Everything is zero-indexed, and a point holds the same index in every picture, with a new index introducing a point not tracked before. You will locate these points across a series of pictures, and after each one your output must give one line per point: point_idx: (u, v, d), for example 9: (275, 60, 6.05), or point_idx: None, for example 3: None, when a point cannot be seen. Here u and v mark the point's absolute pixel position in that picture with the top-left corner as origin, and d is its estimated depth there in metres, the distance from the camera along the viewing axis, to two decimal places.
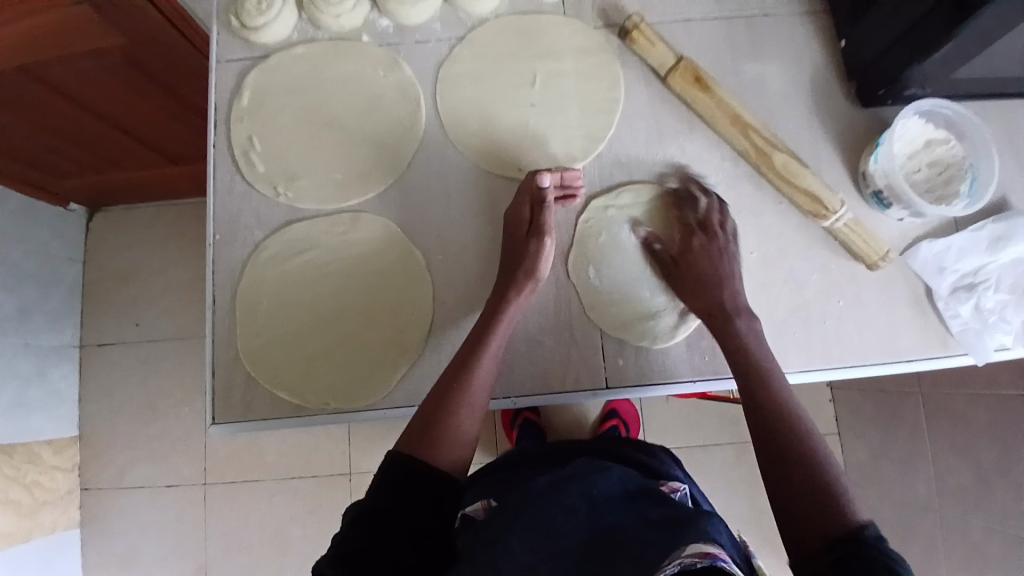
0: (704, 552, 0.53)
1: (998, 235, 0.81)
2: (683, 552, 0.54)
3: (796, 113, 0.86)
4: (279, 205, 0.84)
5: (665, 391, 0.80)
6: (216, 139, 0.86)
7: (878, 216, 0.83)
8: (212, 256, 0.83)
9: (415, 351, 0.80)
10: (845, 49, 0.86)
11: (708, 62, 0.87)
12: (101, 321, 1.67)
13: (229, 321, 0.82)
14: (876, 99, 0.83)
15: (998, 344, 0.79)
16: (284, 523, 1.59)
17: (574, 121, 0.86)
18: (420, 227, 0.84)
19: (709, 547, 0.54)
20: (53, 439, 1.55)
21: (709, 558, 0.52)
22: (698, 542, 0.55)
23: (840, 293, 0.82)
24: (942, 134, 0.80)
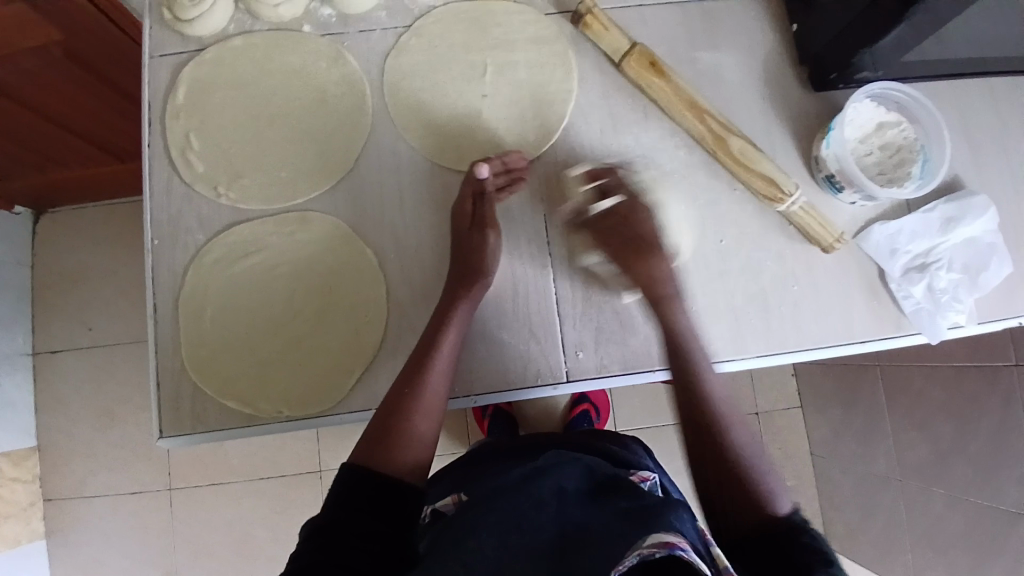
0: (664, 542, 0.51)
1: (948, 216, 0.82)
2: (644, 543, 0.52)
3: (750, 98, 0.85)
4: (221, 206, 0.80)
5: (627, 382, 0.80)
6: (151, 139, 0.81)
7: (831, 201, 0.83)
8: (153, 262, 0.79)
9: (371, 354, 0.78)
10: (797, 32, 0.85)
11: (661, 47, 0.86)
12: (52, 327, 1.61)
13: (174, 329, 0.78)
14: (828, 84, 0.83)
15: (950, 324, 0.81)
16: (255, 525, 1.56)
17: (528, 111, 0.84)
18: (370, 225, 0.81)
19: (671, 537, 0.52)
20: (10, 451, 1.49)
21: (668, 547, 0.51)
22: (663, 531, 0.53)
23: (797, 279, 0.82)
24: (893, 117, 0.80)
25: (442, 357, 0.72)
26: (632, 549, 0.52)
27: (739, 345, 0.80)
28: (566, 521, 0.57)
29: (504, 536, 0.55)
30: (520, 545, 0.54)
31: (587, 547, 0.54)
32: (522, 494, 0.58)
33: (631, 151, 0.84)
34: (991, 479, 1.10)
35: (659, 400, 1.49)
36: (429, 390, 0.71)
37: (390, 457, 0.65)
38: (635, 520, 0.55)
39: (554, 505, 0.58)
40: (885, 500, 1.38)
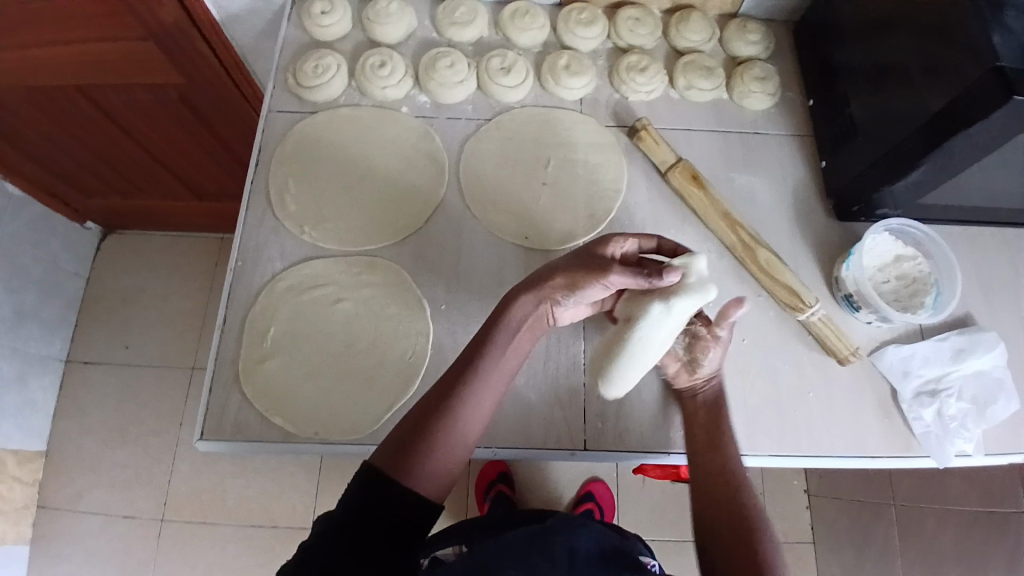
0: None
1: (958, 348, 0.88)
2: None
3: (778, 220, 0.95)
4: (302, 242, 0.91)
5: (638, 459, 0.84)
6: (256, 177, 0.94)
7: (848, 319, 0.91)
8: (232, 280, 0.89)
9: (407, 393, 0.84)
10: (825, 168, 0.98)
11: (704, 166, 0.98)
12: (94, 339, 1.70)
13: (237, 342, 0.86)
14: (851, 215, 0.94)
15: (957, 451, 0.84)
16: (236, 573, 1.53)
17: (581, 203, 0.95)
18: (428, 278, 0.90)
19: None
20: (20, 452, 1.52)
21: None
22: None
23: (811, 387, 0.88)
24: (909, 251, 0.89)
25: (489, 367, 0.68)
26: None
27: (752, 440, 0.85)
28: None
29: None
30: None
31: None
32: (535, 554, 0.65)
33: None
34: None
35: (663, 506, 1.48)
36: (467, 410, 0.67)
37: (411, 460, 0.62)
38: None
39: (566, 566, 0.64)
40: None
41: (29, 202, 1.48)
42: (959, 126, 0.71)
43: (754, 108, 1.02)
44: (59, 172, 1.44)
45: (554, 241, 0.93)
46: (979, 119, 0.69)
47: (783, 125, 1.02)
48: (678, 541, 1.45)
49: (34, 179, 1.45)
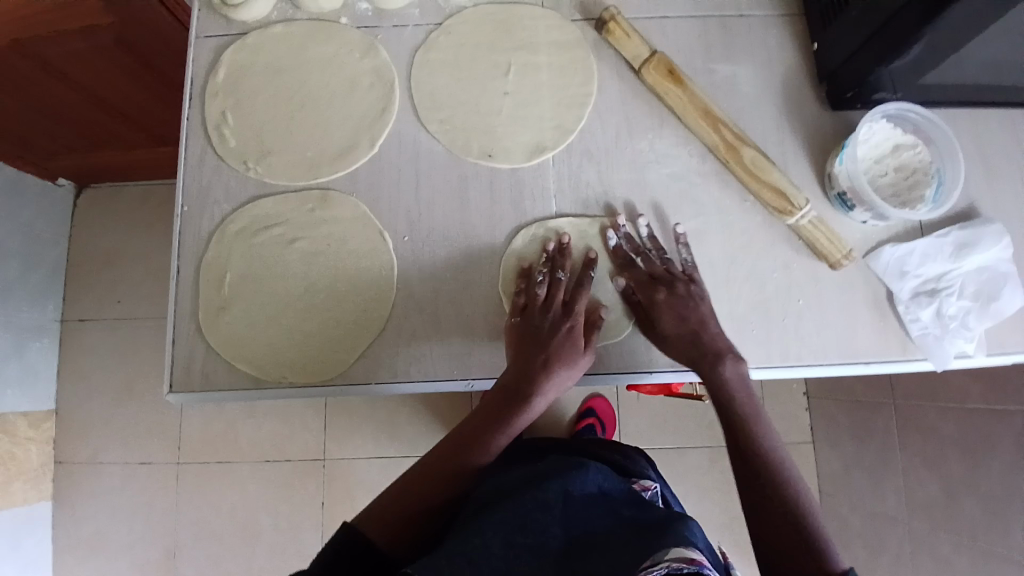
0: (691, 558, 0.51)
1: (961, 242, 0.82)
2: (667, 556, 0.52)
3: (767, 114, 0.86)
4: (248, 180, 0.84)
5: (622, 380, 0.81)
6: (190, 113, 0.86)
7: (842, 218, 0.84)
8: (180, 227, 0.83)
9: (375, 331, 0.80)
10: (817, 50, 0.87)
11: (682, 58, 0.88)
12: (83, 299, 1.68)
13: (194, 291, 0.81)
14: (845, 102, 0.84)
15: (957, 352, 0.80)
16: (258, 508, 1.59)
17: (547, 112, 0.86)
18: (387, 209, 0.84)
19: (693, 553, 0.53)
20: (29, 414, 1.55)
21: (696, 565, 0.51)
22: (682, 548, 0.53)
23: (803, 293, 0.82)
24: (909, 139, 0.80)
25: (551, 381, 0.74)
26: (663, 559, 0.52)
27: (739, 353, 0.81)
28: (570, 523, 0.62)
29: (512, 531, 0.58)
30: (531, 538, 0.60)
31: (589, 548, 0.58)
32: (532, 496, 0.65)
33: (645, 156, 0.85)
34: (999, 521, 1.09)
35: (665, 417, 1.48)
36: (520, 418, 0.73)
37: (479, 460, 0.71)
38: (648, 545, 0.55)
39: (560, 514, 0.62)
40: (891, 537, 1.37)
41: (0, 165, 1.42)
42: None
43: None
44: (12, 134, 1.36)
45: (520, 156, 0.85)
46: None
47: (772, 3, 0.90)
48: (681, 449, 1.47)
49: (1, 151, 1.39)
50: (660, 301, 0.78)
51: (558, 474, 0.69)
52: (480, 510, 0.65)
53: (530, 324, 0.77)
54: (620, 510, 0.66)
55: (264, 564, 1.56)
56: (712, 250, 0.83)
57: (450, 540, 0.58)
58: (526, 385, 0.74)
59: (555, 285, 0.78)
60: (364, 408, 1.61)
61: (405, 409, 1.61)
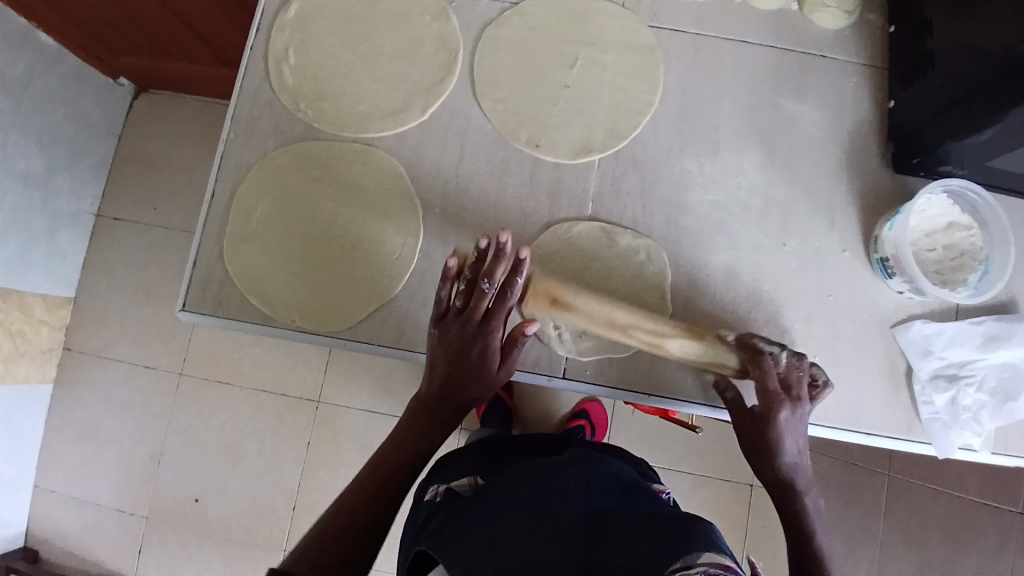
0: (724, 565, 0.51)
1: (993, 334, 0.80)
2: (699, 560, 0.52)
3: (825, 162, 0.84)
4: (296, 121, 0.85)
5: (622, 396, 0.80)
6: (255, 44, 0.86)
7: (878, 284, 0.82)
8: (222, 153, 0.84)
9: (387, 295, 0.81)
10: (891, 109, 0.84)
11: (751, 87, 0.86)
12: (122, 198, 1.72)
13: (223, 218, 0.83)
14: (908, 167, 0.81)
15: (963, 444, 0.79)
16: (246, 433, 1.63)
17: (603, 114, 0.85)
18: (425, 178, 0.84)
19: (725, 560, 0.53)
20: (51, 297, 1.61)
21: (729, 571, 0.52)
22: (714, 554, 0.54)
23: (820, 349, 0.81)
24: (965, 219, 0.78)
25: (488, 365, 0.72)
26: (696, 563, 0.52)
27: (742, 395, 0.80)
28: (591, 510, 0.65)
29: (534, 520, 0.64)
30: (552, 528, 0.63)
31: (608, 536, 0.61)
32: (554, 490, 0.68)
33: (691, 178, 0.84)
34: None
35: (656, 436, 1.48)
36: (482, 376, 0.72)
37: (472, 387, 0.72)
38: (675, 544, 0.56)
39: (580, 503, 0.66)
40: None
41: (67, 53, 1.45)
42: None
43: (825, 27, 0.87)
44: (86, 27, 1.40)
45: (566, 153, 0.84)
46: None
47: (857, 49, 0.87)
48: (664, 470, 1.46)
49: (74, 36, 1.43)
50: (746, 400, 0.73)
51: (579, 473, 0.71)
52: (499, 501, 0.68)
53: (454, 341, 0.71)
54: (640, 504, 0.67)
55: (242, 487, 1.61)
56: (739, 288, 0.81)
57: (475, 525, 0.65)
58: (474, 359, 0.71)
59: (478, 295, 0.70)
60: (365, 360, 1.64)
61: (403, 371, 1.63)
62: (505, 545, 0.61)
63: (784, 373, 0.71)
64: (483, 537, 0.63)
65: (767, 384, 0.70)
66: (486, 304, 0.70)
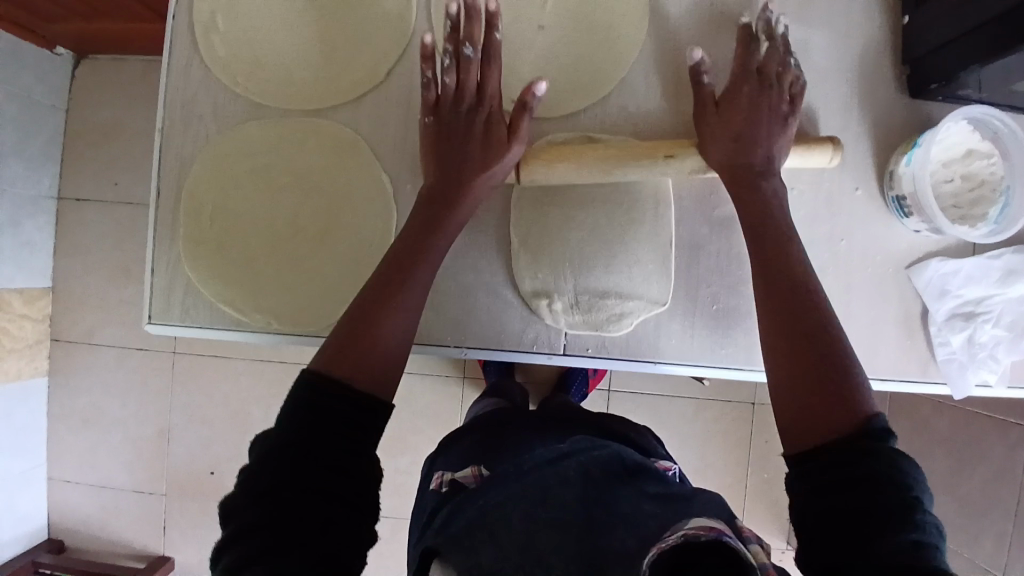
0: (709, 527, 0.50)
1: (1012, 267, 0.75)
2: (687, 527, 0.51)
3: (835, 92, 0.75)
4: (238, 99, 0.74)
5: (625, 368, 0.76)
6: (176, 9, 0.74)
7: (892, 223, 0.76)
8: (160, 144, 0.74)
9: (369, 285, 0.74)
10: (907, 23, 0.74)
11: (750, 9, 0.75)
12: (80, 176, 1.60)
13: (175, 218, 0.74)
14: (925, 93, 0.73)
15: (979, 382, 0.76)
16: (249, 406, 1.62)
17: (583, 58, 0.75)
18: (391, 152, 0.75)
19: (714, 524, 0.51)
20: (23, 290, 1.54)
21: (714, 532, 0.50)
22: (703, 519, 0.52)
23: (830, 300, 0.76)
24: (987, 146, 0.71)
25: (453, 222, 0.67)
26: (680, 530, 0.51)
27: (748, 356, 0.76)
28: (590, 484, 0.63)
29: (534, 506, 0.60)
30: (548, 502, 0.61)
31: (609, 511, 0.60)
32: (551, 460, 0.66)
33: (688, 124, 0.75)
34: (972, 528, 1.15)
35: None
36: (441, 236, 0.66)
37: (418, 264, 0.63)
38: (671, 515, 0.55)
39: (580, 479, 0.63)
40: None
41: None
42: None
43: None
44: None
45: (545, 108, 0.75)
46: None
47: None
48: None
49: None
50: (748, 92, 0.67)
51: (579, 445, 0.69)
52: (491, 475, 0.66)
53: (444, 124, 0.68)
54: (645, 481, 0.65)
55: None
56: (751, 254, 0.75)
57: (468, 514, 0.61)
58: (455, 178, 0.68)
59: (465, 67, 0.68)
60: None
61: None
62: (505, 537, 0.58)
63: (773, 58, 0.68)
64: (480, 528, 0.59)
65: (750, 71, 0.68)
66: (476, 78, 0.68)
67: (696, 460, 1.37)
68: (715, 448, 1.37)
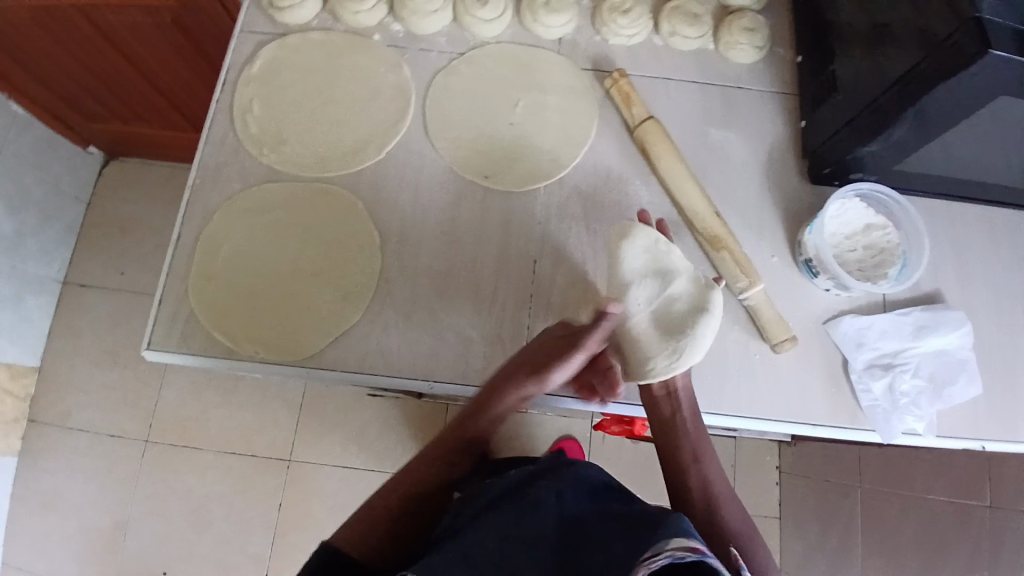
0: (693, 547, 0.50)
1: (920, 324, 0.87)
2: (668, 546, 0.51)
3: (750, 180, 0.93)
4: (261, 165, 0.90)
5: (578, 406, 0.84)
6: (221, 97, 0.93)
7: (808, 284, 0.89)
8: (189, 196, 0.88)
9: (351, 320, 0.84)
10: (804, 128, 0.94)
11: (677, 117, 0.95)
12: (91, 263, 1.72)
13: (189, 258, 0.86)
14: (823, 177, 0.91)
15: (906, 428, 0.83)
16: (214, 498, 1.58)
17: (546, 146, 0.93)
18: (383, 210, 0.89)
19: (694, 543, 0.51)
20: (11, 366, 1.58)
21: (697, 552, 0.50)
22: (681, 538, 0.52)
23: (760, 348, 0.86)
24: (880, 220, 0.87)
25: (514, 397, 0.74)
26: (665, 548, 0.51)
27: None
28: (564, 514, 0.63)
29: (508, 528, 0.61)
30: (526, 530, 0.61)
31: (582, 543, 0.59)
32: (524, 496, 0.65)
33: (631, 199, 0.91)
34: None
35: (633, 472, 1.51)
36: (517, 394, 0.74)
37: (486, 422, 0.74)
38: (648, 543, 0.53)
39: (554, 508, 0.63)
40: None
41: (33, 123, 1.48)
42: (920, 90, 0.70)
43: (738, 62, 0.98)
44: (66, 98, 1.47)
45: (513, 181, 0.91)
46: (941, 82, 0.67)
47: (769, 80, 0.98)
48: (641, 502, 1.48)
49: (37, 98, 1.44)
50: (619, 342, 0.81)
51: (548, 477, 0.67)
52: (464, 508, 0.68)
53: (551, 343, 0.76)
54: (609, 507, 0.64)
55: (211, 557, 1.55)
56: None
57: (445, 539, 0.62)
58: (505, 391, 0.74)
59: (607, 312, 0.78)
60: (339, 414, 1.62)
61: (378, 420, 1.62)
62: (478, 557, 0.59)
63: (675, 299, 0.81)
64: (454, 551, 0.60)
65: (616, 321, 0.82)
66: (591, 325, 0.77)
67: None
68: None
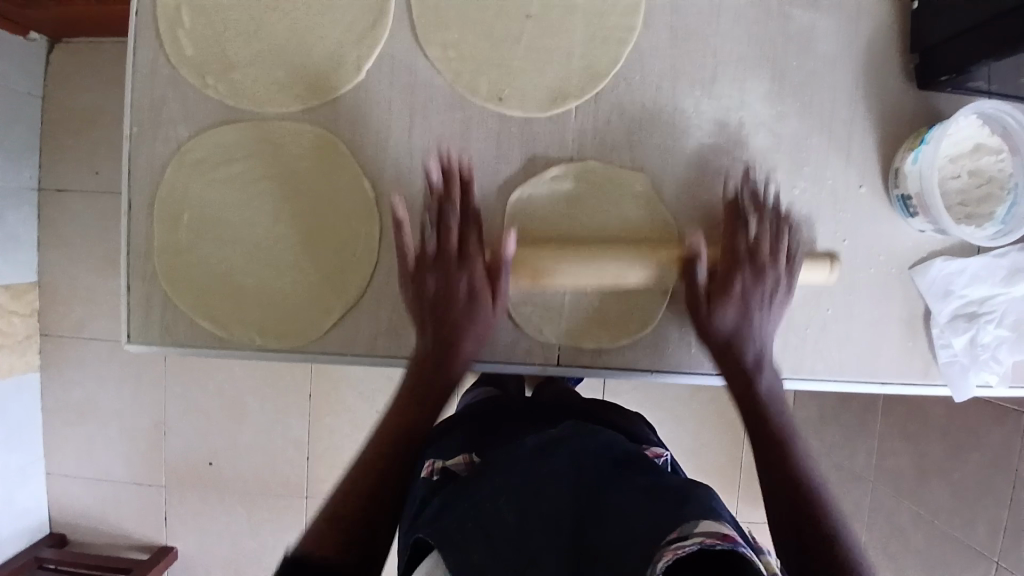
0: (724, 534, 0.42)
1: (1016, 266, 0.73)
2: (695, 529, 0.43)
3: (839, 85, 0.72)
4: (209, 102, 0.70)
5: (625, 376, 0.73)
6: (138, 5, 0.70)
7: (898, 222, 0.73)
8: (129, 150, 0.70)
9: (353, 296, 0.71)
10: (916, 10, 0.70)
11: None
12: (63, 164, 1.46)
13: (148, 231, 0.71)
14: (934, 84, 0.70)
15: (979, 382, 0.73)
16: (247, 399, 1.51)
17: (575, 51, 0.71)
18: (372, 155, 0.71)
19: (725, 528, 0.43)
20: (9, 285, 1.41)
21: (729, 541, 0.42)
22: (711, 519, 0.44)
23: (832, 302, 0.73)
24: (994, 142, 0.68)
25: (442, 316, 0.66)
26: (693, 533, 0.43)
27: None
28: (584, 483, 0.53)
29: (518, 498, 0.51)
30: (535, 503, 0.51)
31: (601, 510, 0.49)
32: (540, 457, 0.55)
33: (685, 121, 0.71)
34: None
35: None
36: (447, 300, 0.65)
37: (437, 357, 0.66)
38: (669, 513, 0.46)
39: (573, 471, 0.54)
40: None
41: None
42: None
43: None
44: None
45: (534, 103, 0.71)
46: None
47: None
48: None
49: None
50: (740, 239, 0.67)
51: (572, 434, 0.59)
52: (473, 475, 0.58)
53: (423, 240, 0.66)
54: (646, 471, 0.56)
55: (252, 447, 1.51)
56: None
57: (454, 507, 0.53)
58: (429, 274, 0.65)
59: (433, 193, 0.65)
60: None
61: None
62: (501, 539, 0.49)
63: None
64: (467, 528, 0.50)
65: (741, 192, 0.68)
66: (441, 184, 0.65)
67: (693, 442, 1.34)
68: (712, 430, 1.34)
